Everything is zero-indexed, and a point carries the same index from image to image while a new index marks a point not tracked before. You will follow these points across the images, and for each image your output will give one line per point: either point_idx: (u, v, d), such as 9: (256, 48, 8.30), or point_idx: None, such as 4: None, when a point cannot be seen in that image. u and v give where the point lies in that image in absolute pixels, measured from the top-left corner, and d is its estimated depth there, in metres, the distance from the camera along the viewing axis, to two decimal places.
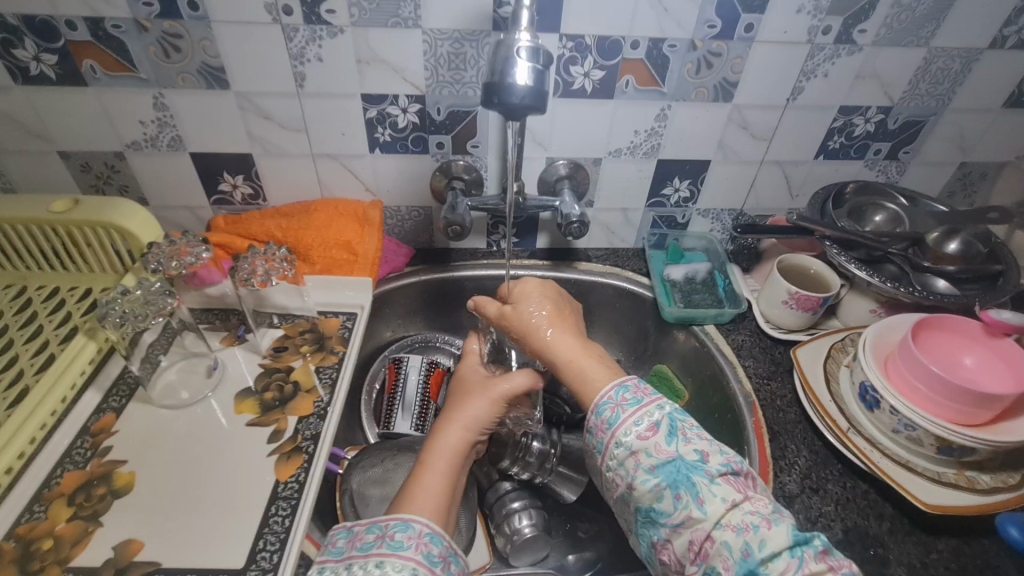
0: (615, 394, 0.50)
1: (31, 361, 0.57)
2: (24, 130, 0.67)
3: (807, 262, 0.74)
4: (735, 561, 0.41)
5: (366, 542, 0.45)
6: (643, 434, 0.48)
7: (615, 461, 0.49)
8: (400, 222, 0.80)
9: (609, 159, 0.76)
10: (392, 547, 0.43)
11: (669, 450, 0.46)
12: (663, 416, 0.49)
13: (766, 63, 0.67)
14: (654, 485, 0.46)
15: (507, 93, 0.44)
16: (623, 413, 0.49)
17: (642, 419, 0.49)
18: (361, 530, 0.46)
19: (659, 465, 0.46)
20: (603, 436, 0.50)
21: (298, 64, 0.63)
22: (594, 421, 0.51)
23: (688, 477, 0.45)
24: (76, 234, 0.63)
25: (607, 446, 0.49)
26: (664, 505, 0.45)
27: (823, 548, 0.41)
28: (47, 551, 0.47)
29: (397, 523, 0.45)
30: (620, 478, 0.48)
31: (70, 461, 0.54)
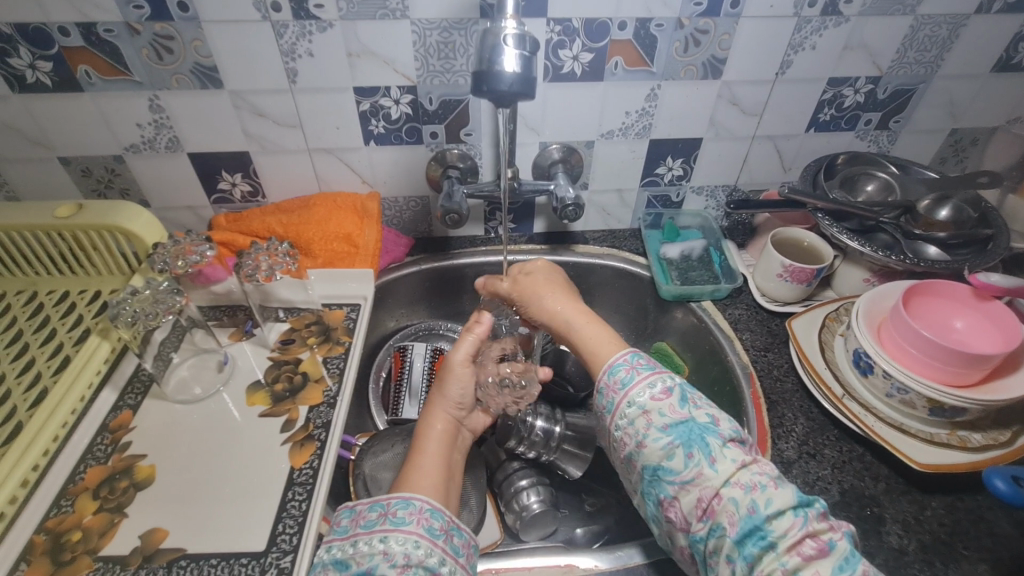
0: (630, 358, 0.53)
1: (48, 364, 0.59)
2: (24, 138, 0.68)
3: (800, 234, 0.75)
4: (741, 517, 0.43)
5: (370, 520, 0.48)
6: (657, 396, 0.50)
7: (627, 419, 0.50)
8: (398, 212, 0.81)
9: (602, 141, 0.77)
10: (394, 523, 0.47)
11: (682, 412, 0.49)
12: (676, 384, 0.51)
13: (754, 37, 0.68)
14: (667, 442, 0.47)
15: (496, 81, 0.45)
16: (637, 376, 0.52)
17: (655, 383, 0.51)
18: (363, 509, 0.49)
19: (672, 425, 0.48)
20: (615, 395, 0.52)
21: (290, 60, 0.64)
22: (606, 381, 0.53)
23: (700, 437, 0.47)
24: (83, 238, 0.64)
25: (619, 405, 0.51)
26: (674, 464, 0.46)
27: (824, 511, 0.44)
28: (77, 542, 0.49)
29: (398, 501, 0.48)
30: (629, 435, 0.50)
31: (92, 457, 0.56)
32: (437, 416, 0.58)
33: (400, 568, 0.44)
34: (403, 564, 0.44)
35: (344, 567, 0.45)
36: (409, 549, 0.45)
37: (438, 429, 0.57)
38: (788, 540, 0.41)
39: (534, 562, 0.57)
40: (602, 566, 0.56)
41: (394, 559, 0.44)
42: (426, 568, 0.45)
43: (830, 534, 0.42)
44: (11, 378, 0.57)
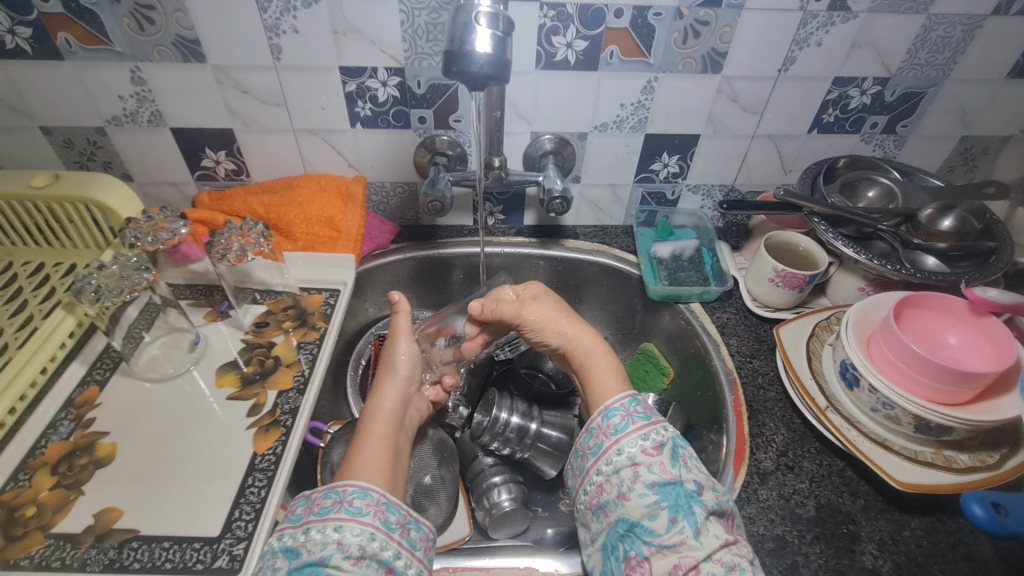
0: (627, 403, 0.54)
1: (16, 335, 0.58)
2: (5, 106, 0.67)
3: (795, 238, 0.72)
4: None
5: (324, 507, 0.46)
6: (647, 450, 0.50)
7: (612, 466, 0.51)
8: (385, 197, 0.80)
9: (595, 133, 0.74)
10: (350, 513, 0.45)
11: (672, 472, 0.49)
12: (668, 439, 0.51)
13: (757, 31, 0.65)
14: (652, 502, 0.48)
15: (467, 62, 0.43)
16: (632, 424, 0.52)
17: (647, 437, 0.51)
18: (318, 496, 0.47)
19: (661, 484, 0.49)
20: (605, 439, 0.52)
21: (274, 35, 0.62)
22: (599, 423, 0.54)
23: (687, 503, 0.47)
24: (57, 210, 0.63)
25: (607, 450, 0.52)
26: (656, 524, 0.47)
27: None
28: (30, 517, 0.49)
29: (355, 489, 0.47)
30: (612, 483, 0.51)
31: (54, 432, 0.55)
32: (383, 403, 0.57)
33: (354, 560, 0.43)
34: (358, 556, 0.44)
35: (295, 555, 0.44)
36: (364, 542, 0.44)
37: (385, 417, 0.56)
38: None
39: (494, 562, 0.58)
40: (564, 570, 0.55)
41: (349, 550, 0.43)
42: (380, 561, 0.44)
43: None
44: None
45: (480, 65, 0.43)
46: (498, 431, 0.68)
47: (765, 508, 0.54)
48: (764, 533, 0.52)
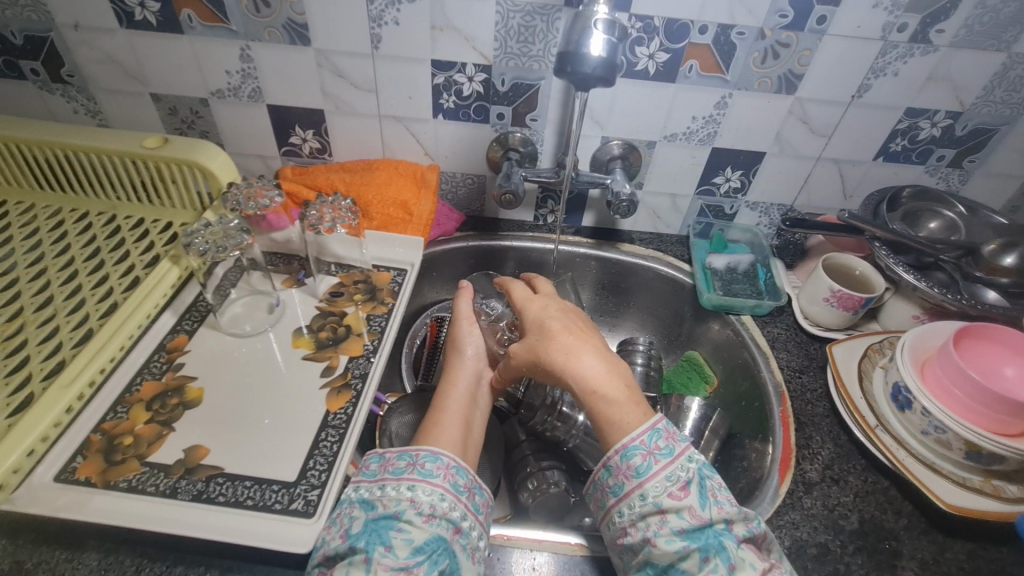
0: (648, 439, 0.50)
1: (119, 282, 0.64)
2: (123, 71, 0.73)
3: (853, 262, 0.74)
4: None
5: (398, 467, 0.50)
6: (674, 492, 0.48)
7: (636, 511, 0.49)
8: (455, 187, 0.84)
9: (664, 142, 0.77)
10: (422, 474, 0.49)
11: (702, 515, 0.47)
12: (693, 475, 0.49)
13: (836, 57, 0.67)
14: (683, 547, 0.46)
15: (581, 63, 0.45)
16: (655, 464, 0.50)
17: (673, 476, 0.49)
18: (392, 457, 0.51)
19: (689, 529, 0.47)
20: (625, 481, 0.50)
21: (376, 26, 0.67)
22: (619, 463, 0.51)
23: (720, 545, 0.46)
24: (164, 170, 0.69)
25: (629, 492, 0.50)
26: (688, 568, 0.46)
27: None
28: (128, 445, 0.53)
29: (427, 454, 0.51)
30: (636, 526, 0.49)
31: (148, 371, 0.60)
32: (459, 375, 0.61)
33: (425, 517, 0.47)
34: (429, 513, 0.47)
35: (371, 507, 0.47)
36: (435, 500, 0.48)
37: (462, 387, 0.61)
38: None
39: (546, 535, 0.57)
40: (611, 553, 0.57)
41: (421, 507, 0.47)
42: (449, 520, 0.47)
43: None
44: (87, 290, 0.62)
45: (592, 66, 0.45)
46: (549, 417, 0.72)
47: (809, 516, 0.55)
48: (807, 539, 0.54)
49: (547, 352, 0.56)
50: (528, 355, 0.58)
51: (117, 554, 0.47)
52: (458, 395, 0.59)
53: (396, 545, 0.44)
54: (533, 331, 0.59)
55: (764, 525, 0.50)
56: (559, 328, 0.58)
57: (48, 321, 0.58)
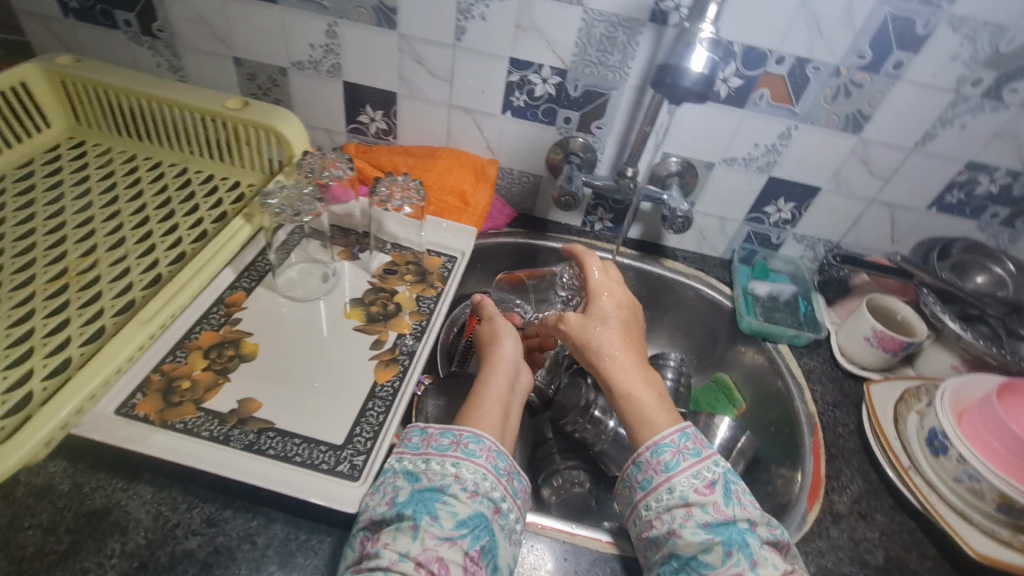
0: (677, 439, 0.53)
1: (188, 232, 0.66)
2: (211, 32, 0.75)
3: (897, 307, 0.75)
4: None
5: (442, 444, 0.51)
6: (700, 488, 0.50)
7: (662, 504, 0.50)
8: (510, 184, 0.85)
9: (722, 165, 0.78)
10: (465, 453, 0.50)
11: (726, 511, 0.49)
12: (720, 475, 0.51)
13: (907, 102, 0.68)
14: (707, 538, 0.47)
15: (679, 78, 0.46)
16: (683, 462, 0.51)
17: (700, 474, 0.51)
18: (435, 433, 0.52)
19: (714, 523, 0.48)
20: (654, 476, 0.51)
21: (463, 18, 0.69)
22: (648, 459, 0.52)
23: (743, 542, 0.47)
24: (241, 131, 0.71)
25: (656, 487, 0.51)
26: (711, 559, 0.46)
27: None
28: (185, 389, 0.55)
29: (470, 434, 0.51)
30: (662, 519, 0.50)
31: (207, 321, 0.62)
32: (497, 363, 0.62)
33: (469, 493, 0.47)
34: (472, 490, 0.47)
35: (415, 479, 0.48)
36: (478, 479, 0.48)
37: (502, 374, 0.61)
38: None
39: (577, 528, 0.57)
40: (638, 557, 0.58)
41: (465, 484, 0.47)
42: (490, 500, 0.48)
43: None
44: (157, 237, 0.64)
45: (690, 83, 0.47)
46: (581, 420, 0.73)
47: (835, 546, 0.56)
48: (831, 568, 0.55)
49: (601, 345, 0.59)
50: (580, 332, 0.61)
51: (170, 490, 0.49)
52: (497, 382, 0.60)
53: (442, 517, 0.45)
54: (593, 316, 0.61)
55: (788, 537, 0.51)
56: (618, 328, 0.61)
57: (119, 261, 0.60)
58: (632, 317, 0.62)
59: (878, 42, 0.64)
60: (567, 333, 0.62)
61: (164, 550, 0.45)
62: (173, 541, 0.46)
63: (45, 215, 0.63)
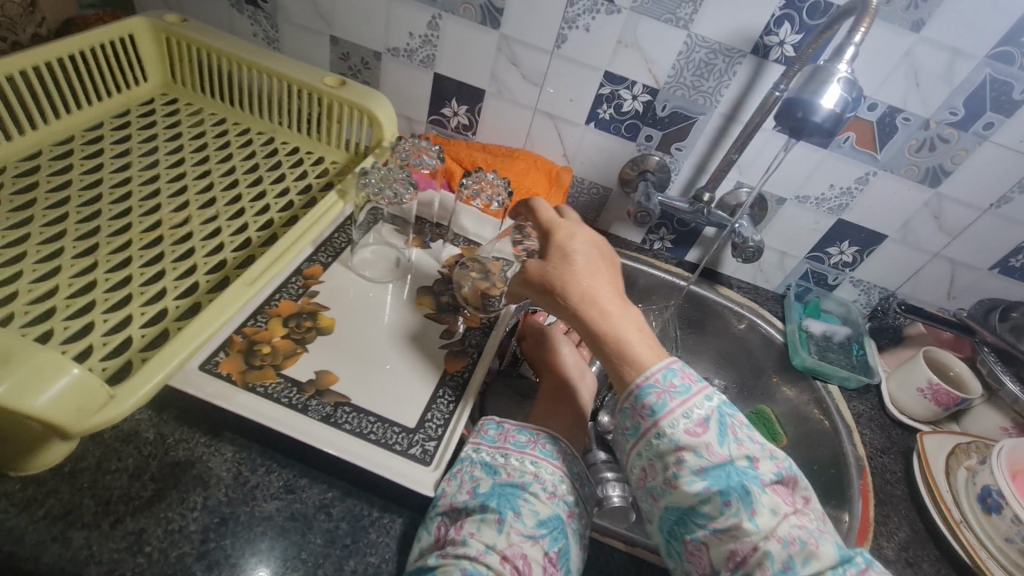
0: (664, 377, 0.47)
1: (276, 201, 0.65)
2: (315, 10, 0.76)
3: (949, 361, 0.75)
4: (775, 572, 0.41)
5: (519, 441, 0.52)
6: (692, 428, 0.46)
7: (654, 450, 0.46)
8: (579, 193, 0.86)
9: (794, 202, 0.79)
10: (544, 454, 0.51)
11: (721, 452, 0.45)
12: (713, 412, 0.47)
13: (989, 163, 0.70)
14: (703, 488, 0.44)
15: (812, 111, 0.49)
16: (670, 402, 0.47)
17: (692, 413, 0.46)
18: (512, 429, 0.54)
19: (709, 467, 0.44)
20: (642, 422, 0.47)
21: (567, 27, 0.70)
22: (634, 404, 0.48)
23: (740, 485, 0.44)
24: (335, 109, 0.72)
25: (646, 433, 0.47)
26: (708, 509, 0.44)
27: (865, 566, 0.42)
28: (266, 353, 0.56)
29: (547, 436, 0.53)
30: (657, 467, 0.47)
31: (286, 290, 0.63)
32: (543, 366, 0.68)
33: (548, 494, 0.48)
34: (551, 492, 0.49)
35: (495, 472, 0.50)
36: (556, 481, 0.50)
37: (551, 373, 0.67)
38: None
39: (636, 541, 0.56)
40: None
41: (545, 484, 0.49)
42: (567, 502, 0.49)
43: None
44: (247, 201, 0.64)
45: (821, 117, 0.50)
46: None
47: None
48: None
49: (565, 288, 0.52)
50: (543, 278, 0.53)
51: (250, 452, 0.50)
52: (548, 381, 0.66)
53: (524, 514, 0.46)
54: (556, 257, 0.54)
55: (797, 467, 0.47)
56: (584, 265, 0.53)
57: (211, 220, 0.61)
58: (600, 253, 0.55)
59: (972, 102, 0.65)
60: (527, 281, 0.55)
61: (244, 510, 0.46)
62: (253, 502, 0.47)
63: (141, 166, 0.64)
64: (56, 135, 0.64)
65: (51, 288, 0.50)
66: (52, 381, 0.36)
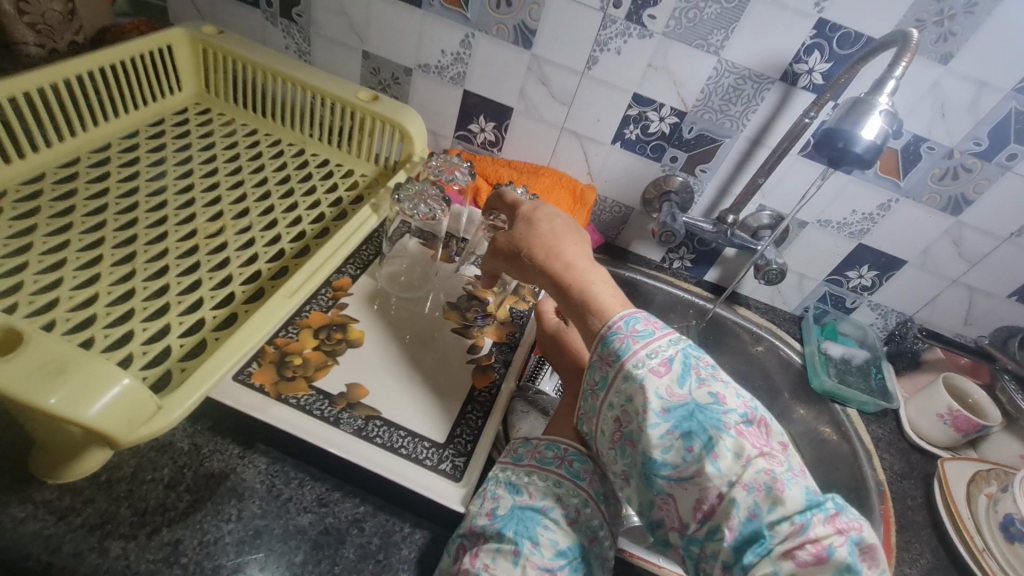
0: (625, 324, 0.46)
1: (308, 212, 0.66)
2: (348, 25, 0.78)
3: (969, 389, 0.76)
4: (740, 520, 0.39)
5: (547, 457, 0.50)
6: (656, 369, 0.43)
7: (621, 398, 0.44)
8: (601, 211, 0.87)
9: (815, 225, 0.80)
10: (571, 473, 0.49)
11: (681, 392, 0.43)
12: (677, 353, 0.44)
13: (1011, 194, 0.71)
14: (667, 433, 0.42)
15: (853, 142, 0.53)
16: (634, 345, 0.45)
17: (655, 353, 0.44)
18: (542, 446, 0.52)
19: (670, 409, 0.42)
20: (608, 370, 0.45)
21: (599, 49, 0.71)
22: (600, 354, 0.46)
23: (703, 427, 0.41)
24: (367, 122, 0.73)
25: (613, 381, 0.45)
26: (670, 458, 0.41)
27: (836, 511, 0.39)
28: (298, 364, 0.56)
29: (576, 453, 0.50)
30: (625, 416, 0.44)
31: (316, 302, 0.63)
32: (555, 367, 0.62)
33: (570, 520, 0.46)
34: (573, 518, 0.46)
35: (518, 494, 0.48)
36: (580, 505, 0.47)
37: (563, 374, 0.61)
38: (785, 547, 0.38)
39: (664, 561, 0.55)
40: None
41: (567, 510, 0.46)
42: (588, 528, 0.46)
43: (835, 539, 0.38)
44: (279, 212, 0.65)
45: (863, 148, 0.53)
46: None
47: None
48: None
49: (530, 249, 0.52)
50: (509, 245, 0.54)
51: (283, 464, 0.50)
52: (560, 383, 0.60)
53: (543, 544, 0.44)
54: (521, 225, 0.55)
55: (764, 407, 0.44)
56: (548, 229, 0.53)
57: (245, 231, 0.61)
58: (565, 220, 0.55)
59: (997, 133, 0.66)
60: (498, 252, 0.56)
61: (278, 523, 0.47)
62: (286, 515, 0.47)
63: (176, 175, 0.65)
64: (93, 142, 0.65)
65: (90, 296, 0.50)
66: (106, 389, 0.37)
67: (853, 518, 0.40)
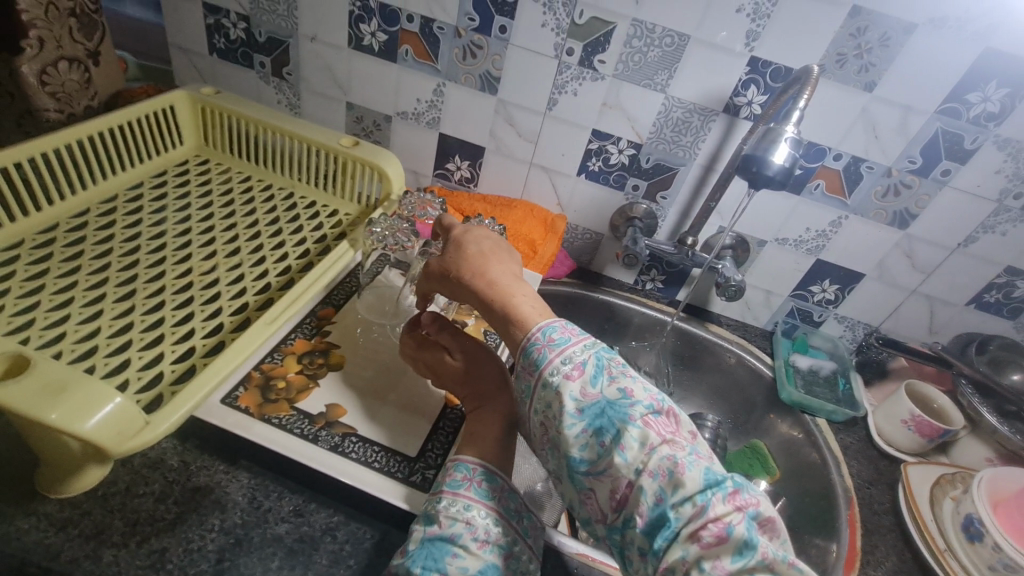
0: (541, 334, 0.50)
1: (294, 249, 0.72)
2: (332, 80, 0.86)
3: (933, 395, 0.79)
4: (648, 505, 0.40)
5: (455, 480, 0.50)
6: (570, 373, 0.47)
7: (542, 402, 0.48)
8: (573, 239, 0.93)
9: (774, 244, 0.85)
10: (478, 495, 0.49)
11: (593, 391, 0.46)
12: (590, 356, 0.48)
13: (952, 207, 0.75)
14: (581, 430, 0.45)
15: (763, 165, 0.60)
16: (550, 353, 0.48)
17: (569, 359, 0.48)
18: (450, 468, 0.52)
19: (584, 408, 0.45)
20: (531, 380, 0.49)
21: (557, 92, 0.78)
22: (524, 364, 0.50)
23: (612, 422, 0.44)
24: (349, 166, 0.80)
25: (535, 388, 0.49)
26: (586, 453, 0.44)
27: (736, 489, 0.40)
28: (281, 388, 0.60)
29: (483, 472, 0.51)
30: (548, 418, 0.47)
31: (301, 330, 0.68)
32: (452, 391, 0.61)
33: (479, 543, 0.46)
34: (483, 540, 0.47)
35: (429, 523, 0.48)
36: (489, 526, 0.48)
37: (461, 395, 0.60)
38: (688, 527, 0.39)
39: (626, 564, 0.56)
40: None
41: (476, 533, 0.47)
42: (501, 547, 0.47)
43: (733, 516, 0.38)
44: (267, 249, 0.71)
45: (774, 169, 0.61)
46: None
47: None
48: None
49: (459, 271, 0.55)
50: (440, 268, 0.57)
51: (263, 479, 0.55)
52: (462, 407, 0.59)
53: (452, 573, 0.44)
54: (451, 249, 0.58)
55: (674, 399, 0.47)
56: (476, 251, 0.56)
57: (234, 267, 0.67)
58: (493, 242, 0.58)
59: (929, 151, 0.71)
60: (431, 276, 0.59)
61: (257, 532, 0.51)
62: (266, 525, 0.51)
63: (175, 220, 0.72)
64: (103, 194, 0.72)
65: (93, 329, 0.56)
66: (100, 407, 0.42)
67: (753, 494, 0.41)
